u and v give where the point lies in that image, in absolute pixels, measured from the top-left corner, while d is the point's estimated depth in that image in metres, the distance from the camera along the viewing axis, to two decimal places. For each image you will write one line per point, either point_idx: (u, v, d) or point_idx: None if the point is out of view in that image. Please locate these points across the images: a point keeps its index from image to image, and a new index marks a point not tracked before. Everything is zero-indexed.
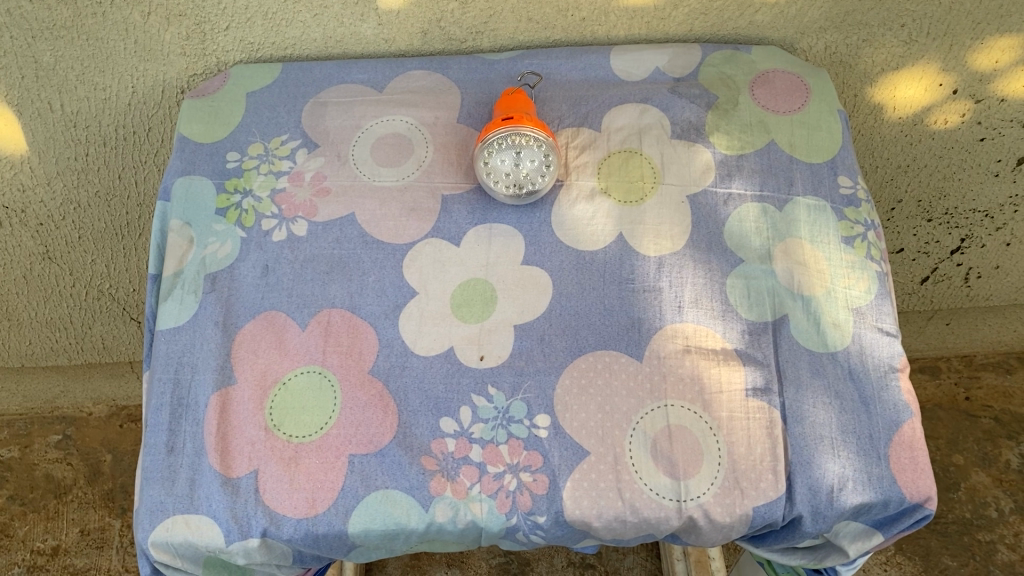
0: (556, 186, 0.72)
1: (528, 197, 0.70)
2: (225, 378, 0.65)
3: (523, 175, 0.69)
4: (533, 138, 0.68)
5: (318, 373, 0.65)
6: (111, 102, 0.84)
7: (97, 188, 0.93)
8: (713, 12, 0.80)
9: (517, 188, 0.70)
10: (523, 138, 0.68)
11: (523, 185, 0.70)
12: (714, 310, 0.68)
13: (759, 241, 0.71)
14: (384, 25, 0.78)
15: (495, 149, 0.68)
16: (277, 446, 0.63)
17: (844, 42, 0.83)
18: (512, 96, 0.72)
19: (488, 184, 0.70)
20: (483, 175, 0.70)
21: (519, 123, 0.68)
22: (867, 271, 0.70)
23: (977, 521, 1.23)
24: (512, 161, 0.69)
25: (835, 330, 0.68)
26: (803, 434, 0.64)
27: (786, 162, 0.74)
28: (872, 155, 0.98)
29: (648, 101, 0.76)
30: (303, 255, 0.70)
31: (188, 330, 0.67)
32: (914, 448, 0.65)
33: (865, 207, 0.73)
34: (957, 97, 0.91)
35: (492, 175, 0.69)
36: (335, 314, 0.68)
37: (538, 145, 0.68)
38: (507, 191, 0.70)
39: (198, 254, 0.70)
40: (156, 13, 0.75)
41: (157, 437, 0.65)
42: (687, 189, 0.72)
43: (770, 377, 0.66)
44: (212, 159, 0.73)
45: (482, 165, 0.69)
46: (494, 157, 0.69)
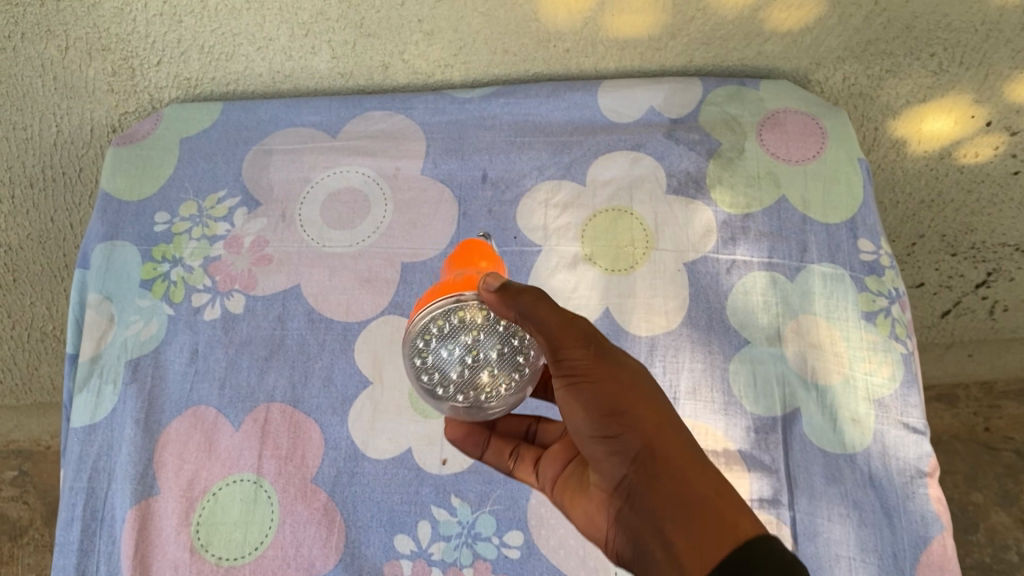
0: (528, 425, 0.53)
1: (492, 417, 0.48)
2: (145, 488, 0.56)
3: (466, 375, 0.43)
4: (473, 307, 0.43)
5: (252, 483, 0.56)
6: (34, 142, 0.74)
7: (29, 230, 0.84)
8: (716, 42, 0.70)
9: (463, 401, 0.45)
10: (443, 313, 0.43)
11: (460, 384, 0.44)
12: (714, 403, 0.59)
13: (767, 318, 0.61)
14: (338, 59, 0.69)
15: (433, 339, 0.43)
16: (205, 571, 0.54)
17: (865, 73, 0.74)
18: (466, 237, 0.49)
19: (434, 395, 0.45)
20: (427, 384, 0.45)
21: (443, 288, 0.44)
22: (891, 353, 0.60)
23: (997, 565, 1.08)
24: (464, 349, 0.43)
25: (853, 427, 0.58)
26: (816, 555, 0.55)
27: (797, 223, 0.64)
28: (892, 189, 0.88)
29: (641, 148, 0.67)
30: (239, 337, 0.60)
31: (105, 428, 0.58)
32: (946, 569, 0.55)
33: (889, 276, 0.63)
34: (990, 130, 0.79)
35: (439, 386, 0.44)
36: (274, 410, 0.58)
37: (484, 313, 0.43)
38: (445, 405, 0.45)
39: (119, 336, 0.60)
40: (75, 47, 0.66)
41: (66, 559, 0.55)
42: (685, 255, 0.63)
43: (778, 486, 0.57)
44: (138, 220, 0.64)
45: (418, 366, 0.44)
46: (433, 347, 0.44)
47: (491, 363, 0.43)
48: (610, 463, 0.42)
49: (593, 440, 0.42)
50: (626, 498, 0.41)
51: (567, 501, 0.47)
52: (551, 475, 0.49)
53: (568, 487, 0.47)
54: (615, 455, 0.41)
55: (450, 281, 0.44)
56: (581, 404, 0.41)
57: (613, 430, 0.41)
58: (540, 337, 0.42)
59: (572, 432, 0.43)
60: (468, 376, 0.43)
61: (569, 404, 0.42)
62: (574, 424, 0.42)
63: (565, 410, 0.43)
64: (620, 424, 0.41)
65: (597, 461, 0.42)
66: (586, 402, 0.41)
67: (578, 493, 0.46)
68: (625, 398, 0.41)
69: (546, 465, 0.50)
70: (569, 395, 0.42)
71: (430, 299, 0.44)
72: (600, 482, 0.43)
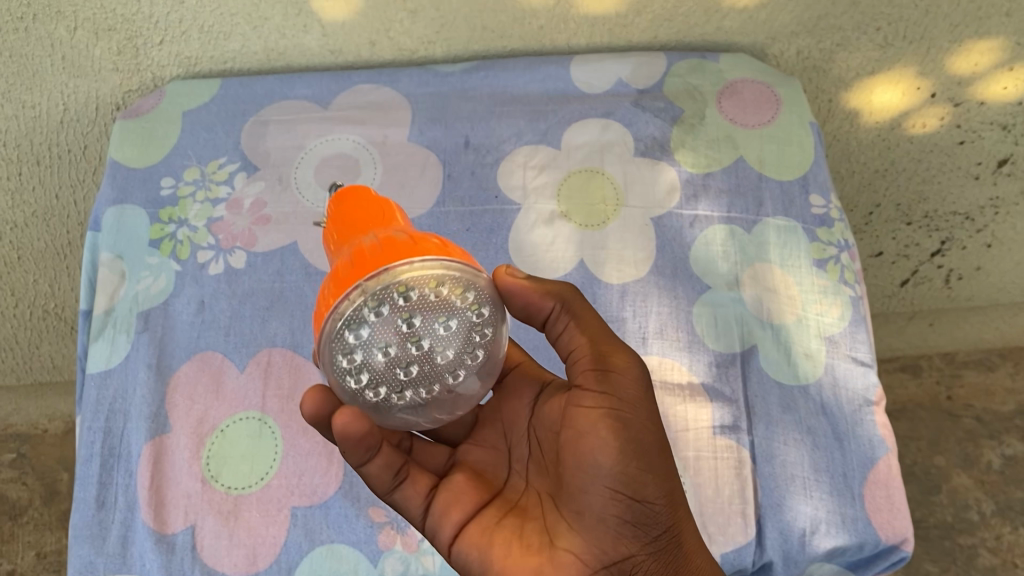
0: (402, 441, 0.50)
1: (385, 414, 0.42)
2: (158, 426, 0.61)
3: (393, 356, 0.38)
4: (426, 279, 0.37)
5: (257, 420, 0.61)
6: (42, 120, 0.79)
7: (35, 208, 0.88)
8: (679, 19, 0.76)
9: (364, 388, 0.39)
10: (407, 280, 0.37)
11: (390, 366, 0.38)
12: (680, 342, 0.65)
13: (726, 266, 0.67)
14: (329, 36, 0.74)
15: (381, 307, 0.37)
16: (216, 499, 0.59)
17: (817, 47, 0.80)
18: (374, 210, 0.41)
19: (338, 370, 0.39)
20: (339, 357, 0.38)
21: (389, 255, 0.37)
22: (840, 296, 0.66)
23: (958, 524, 1.12)
24: (405, 331, 0.37)
25: (806, 361, 0.64)
26: (773, 475, 0.61)
27: (754, 180, 0.70)
28: (848, 160, 0.94)
29: (610, 115, 0.72)
30: (242, 289, 0.65)
31: (120, 373, 0.63)
32: (890, 486, 0.61)
33: (839, 227, 0.69)
34: (935, 102, 0.85)
35: (349, 357, 0.38)
36: (276, 354, 0.63)
37: (460, 292, 0.38)
38: (343, 382, 0.39)
39: (131, 290, 0.65)
40: (83, 27, 0.71)
41: (86, 492, 0.60)
42: (651, 211, 0.69)
43: (738, 414, 0.63)
44: (145, 185, 0.69)
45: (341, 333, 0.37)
46: (377, 315, 0.37)
47: (431, 352, 0.39)
48: (620, 526, 0.45)
49: (608, 493, 0.44)
50: (639, 535, 0.46)
51: (494, 549, 0.46)
52: (457, 519, 0.47)
53: (492, 535, 0.46)
54: (636, 526, 0.45)
55: (378, 247, 0.37)
56: (619, 447, 0.44)
57: (644, 494, 0.45)
58: (586, 345, 0.47)
59: (585, 470, 0.45)
60: (407, 358, 0.38)
61: (605, 442, 0.44)
62: (601, 463, 0.44)
63: (591, 445, 0.45)
64: (651, 490, 0.45)
65: (600, 521, 0.45)
66: (625, 436, 0.45)
67: (517, 550, 0.45)
68: (660, 463, 0.46)
69: (442, 505, 0.48)
70: (611, 434, 0.44)
71: (356, 270, 0.37)
72: (586, 549, 0.45)
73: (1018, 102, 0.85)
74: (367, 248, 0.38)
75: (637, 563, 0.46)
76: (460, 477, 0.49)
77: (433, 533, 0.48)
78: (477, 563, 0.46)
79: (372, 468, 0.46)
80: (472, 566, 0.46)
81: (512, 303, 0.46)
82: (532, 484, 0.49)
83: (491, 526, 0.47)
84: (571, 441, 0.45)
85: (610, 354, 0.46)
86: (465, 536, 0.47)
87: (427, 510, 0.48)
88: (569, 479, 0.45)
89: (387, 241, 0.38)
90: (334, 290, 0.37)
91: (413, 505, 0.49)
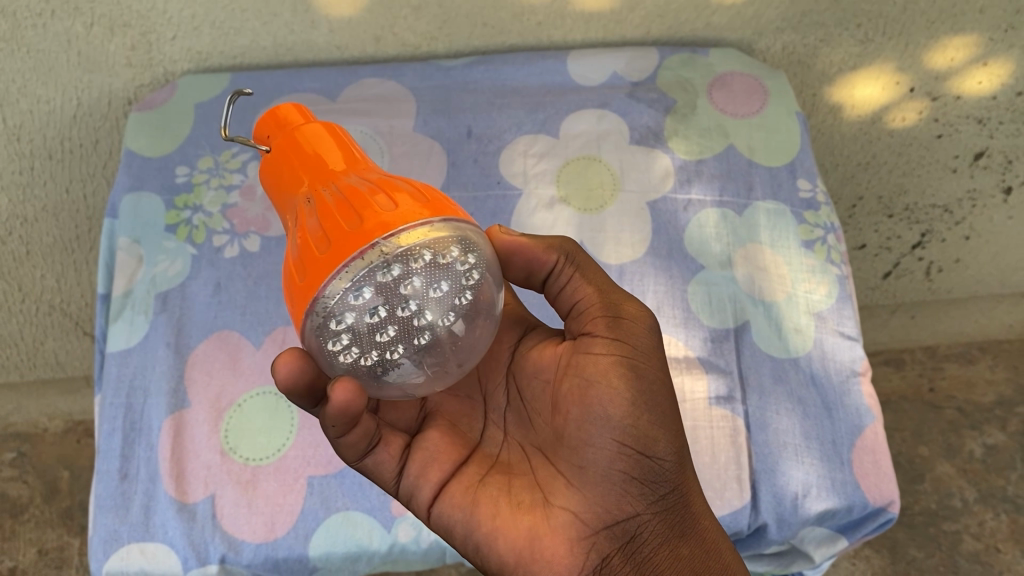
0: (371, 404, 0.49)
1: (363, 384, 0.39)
2: (178, 401, 0.63)
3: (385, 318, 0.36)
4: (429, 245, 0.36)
5: (274, 394, 0.64)
6: (55, 115, 0.81)
7: (45, 202, 0.89)
8: (670, 15, 0.79)
9: (344, 347, 0.38)
10: (422, 241, 0.36)
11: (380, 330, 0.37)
12: (677, 318, 0.68)
13: (719, 247, 0.70)
14: (336, 32, 0.77)
15: (393, 267, 0.36)
16: (234, 470, 0.61)
17: (802, 42, 0.84)
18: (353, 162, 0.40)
19: (319, 323, 0.37)
20: (330, 314, 0.36)
21: (403, 212, 0.36)
22: (828, 274, 0.70)
23: (942, 511, 1.13)
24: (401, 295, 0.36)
25: (796, 335, 0.67)
26: (767, 442, 0.64)
27: (744, 166, 0.74)
28: (832, 153, 0.98)
29: (606, 106, 0.76)
30: (256, 271, 0.68)
31: (140, 352, 0.65)
32: (877, 452, 0.65)
33: (824, 211, 0.72)
34: (914, 96, 0.89)
35: (338, 316, 0.36)
36: (291, 332, 0.66)
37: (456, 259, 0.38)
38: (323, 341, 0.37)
39: (148, 273, 0.68)
40: (99, 24, 0.74)
41: (110, 464, 0.62)
42: (647, 196, 0.72)
43: (733, 385, 0.66)
44: (160, 174, 0.72)
45: (345, 290, 0.35)
46: (385, 277, 0.36)
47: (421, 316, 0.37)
48: (626, 483, 0.45)
49: (616, 446, 0.45)
50: (646, 492, 0.46)
51: (482, 509, 0.46)
52: (437, 477, 0.47)
53: (477, 492, 0.46)
54: (643, 483, 0.46)
55: (387, 202, 0.37)
56: (630, 398, 0.45)
57: (652, 450, 0.45)
58: (598, 297, 0.48)
59: (592, 421, 0.45)
60: (396, 324, 0.37)
61: (617, 393, 0.45)
62: (611, 414, 0.45)
63: (600, 395, 0.45)
64: (660, 447, 0.46)
65: (605, 477, 0.45)
66: (638, 389, 0.45)
67: (506, 508, 0.46)
68: (672, 419, 0.47)
69: (419, 464, 0.47)
70: (623, 384, 0.45)
71: (369, 228, 0.35)
72: (586, 507, 0.46)
73: (993, 96, 0.89)
74: (368, 200, 0.37)
75: (642, 523, 0.47)
76: (434, 434, 0.48)
77: (409, 493, 0.47)
78: (460, 523, 0.46)
79: (350, 439, 0.44)
80: (455, 526, 0.46)
81: (513, 261, 0.48)
82: (514, 442, 0.50)
83: (473, 483, 0.47)
84: (577, 389, 0.46)
85: (621, 303, 0.48)
86: (446, 495, 0.46)
87: (401, 472, 0.47)
88: (572, 432, 0.46)
89: (391, 196, 0.37)
90: (341, 244, 0.35)
91: (386, 470, 0.47)
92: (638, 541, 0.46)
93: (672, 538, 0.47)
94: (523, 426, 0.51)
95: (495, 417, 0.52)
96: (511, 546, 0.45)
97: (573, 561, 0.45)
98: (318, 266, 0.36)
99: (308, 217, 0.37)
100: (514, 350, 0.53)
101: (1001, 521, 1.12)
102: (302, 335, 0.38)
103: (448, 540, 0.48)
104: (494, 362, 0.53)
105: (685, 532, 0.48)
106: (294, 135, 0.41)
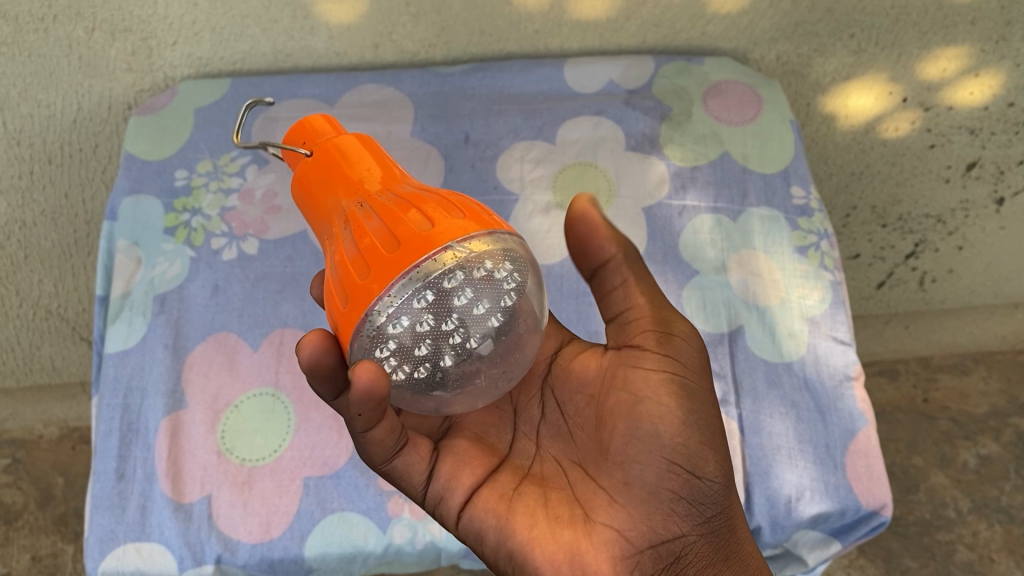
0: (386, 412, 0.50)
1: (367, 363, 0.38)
2: (175, 401, 0.64)
3: (435, 323, 0.36)
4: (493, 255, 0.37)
5: (270, 395, 0.64)
6: (56, 119, 0.82)
7: (44, 206, 0.89)
8: (665, 24, 0.80)
9: (389, 355, 0.37)
10: (485, 252, 0.36)
11: (429, 338, 0.36)
12: None
13: (714, 253, 0.71)
14: (335, 39, 0.78)
15: (458, 274, 0.35)
16: (230, 470, 0.62)
17: (795, 52, 0.85)
18: (385, 167, 0.39)
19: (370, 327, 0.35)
20: (385, 319, 0.35)
21: (464, 223, 0.36)
22: (821, 280, 0.70)
23: (936, 521, 1.14)
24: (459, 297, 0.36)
25: (790, 341, 0.68)
26: (760, 445, 0.64)
27: (738, 173, 0.74)
28: (825, 163, 0.98)
29: (602, 113, 0.77)
30: (255, 273, 0.68)
31: (137, 353, 0.66)
32: (869, 456, 0.65)
33: (818, 217, 0.73)
34: (906, 106, 0.90)
35: (394, 321, 0.35)
36: (288, 334, 0.66)
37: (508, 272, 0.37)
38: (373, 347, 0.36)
39: (147, 275, 0.68)
40: (100, 28, 0.74)
41: (107, 464, 0.63)
42: (643, 201, 0.73)
43: (727, 388, 0.66)
44: (159, 177, 0.72)
45: (410, 294, 0.35)
46: (446, 285, 0.35)
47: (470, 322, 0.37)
48: (673, 501, 0.44)
49: (665, 464, 0.44)
50: (694, 513, 0.45)
51: (518, 518, 0.45)
52: (470, 482, 0.47)
53: (512, 502, 0.46)
54: (690, 503, 0.45)
55: (453, 212, 0.37)
56: (681, 418, 0.44)
57: (702, 471, 0.45)
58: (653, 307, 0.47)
59: (640, 438, 0.44)
60: (446, 332, 0.36)
61: (668, 410, 0.44)
62: (662, 431, 0.44)
63: (653, 414, 0.44)
64: (709, 470, 0.45)
65: (652, 494, 0.44)
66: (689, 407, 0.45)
67: (544, 521, 0.45)
68: (720, 441, 0.46)
69: (450, 468, 0.47)
70: (674, 401, 0.44)
71: (439, 232, 0.35)
72: (630, 525, 0.44)
73: (985, 107, 0.90)
74: (433, 209, 0.37)
75: (687, 544, 0.45)
76: (463, 442, 0.49)
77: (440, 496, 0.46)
78: (493, 531, 0.45)
79: (376, 434, 0.43)
80: (487, 534, 0.46)
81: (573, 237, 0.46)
82: (549, 456, 0.50)
83: (507, 494, 0.46)
84: (628, 406, 0.45)
85: (670, 321, 0.47)
86: (481, 502, 0.46)
87: (431, 475, 0.47)
88: (618, 449, 0.45)
89: (455, 209, 0.37)
90: (413, 244, 0.35)
91: (415, 473, 0.47)
92: (681, 563, 0.45)
93: (716, 562, 0.46)
94: (560, 440, 0.50)
95: (527, 429, 0.51)
96: (548, 558, 0.44)
97: None
98: (384, 262, 0.35)
99: (365, 213, 0.37)
100: (550, 365, 0.53)
101: (995, 532, 1.12)
102: (349, 340, 0.37)
103: (477, 549, 0.47)
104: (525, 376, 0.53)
105: (730, 556, 0.47)
106: (338, 138, 0.40)
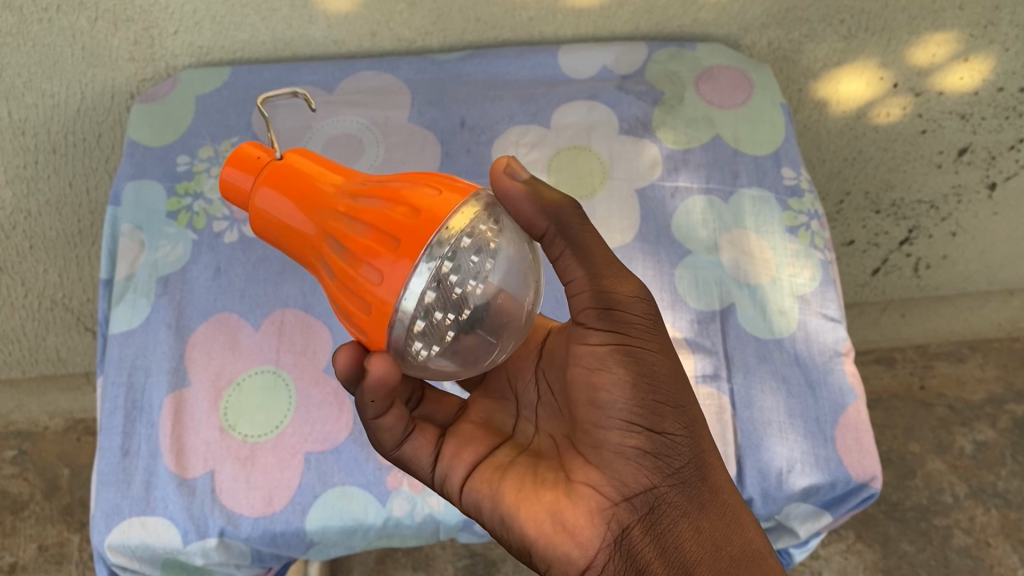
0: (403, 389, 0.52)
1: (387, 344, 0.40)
2: (179, 379, 0.65)
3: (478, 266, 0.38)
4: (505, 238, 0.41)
5: (272, 373, 0.65)
6: (60, 109, 0.83)
7: (48, 195, 0.91)
8: (658, 11, 0.81)
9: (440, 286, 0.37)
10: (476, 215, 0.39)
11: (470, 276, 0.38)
12: (664, 301, 0.70)
13: (705, 233, 0.72)
14: (333, 27, 0.79)
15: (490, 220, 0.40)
16: (233, 445, 0.63)
17: (786, 38, 0.86)
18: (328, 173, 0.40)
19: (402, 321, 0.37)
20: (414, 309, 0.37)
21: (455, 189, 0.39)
22: (811, 259, 0.72)
23: (933, 506, 1.15)
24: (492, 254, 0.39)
25: (781, 318, 0.69)
26: (751, 418, 0.66)
27: (730, 155, 0.76)
28: (818, 149, 1.00)
29: (596, 98, 0.78)
30: (256, 255, 0.70)
31: (141, 333, 0.67)
32: (859, 429, 0.66)
33: (808, 198, 0.75)
34: (897, 91, 0.91)
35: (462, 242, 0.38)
36: (289, 314, 0.68)
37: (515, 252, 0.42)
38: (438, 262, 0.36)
39: (150, 257, 0.70)
40: (103, 18, 0.76)
41: (112, 441, 0.64)
42: (636, 182, 0.75)
43: (718, 364, 0.68)
44: (161, 163, 0.74)
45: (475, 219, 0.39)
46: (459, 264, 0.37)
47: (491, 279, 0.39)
48: (641, 457, 0.45)
49: (625, 424, 0.45)
50: (660, 465, 0.46)
51: (506, 484, 0.47)
52: (469, 460, 0.48)
53: (505, 471, 0.47)
54: (656, 457, 0.46)
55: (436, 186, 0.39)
56: (631, 380, 0.45)
57: (661, 426, 0.46)
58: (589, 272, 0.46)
59: (598, 405, 0.45)
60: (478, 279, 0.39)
61: (618, 376, 0.45)
62: (615, 395, 0.45)
63: (605, 380, 0.45)
64: (671, 422, 0.46)
65: (618, 453, 0.45)
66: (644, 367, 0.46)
67: (530, 487, 0.46)
68: (677, 392, 0.47)
69: (453, 449, 0.49)
70: (622, 366, 0.45)
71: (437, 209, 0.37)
72: (605, 480, 0.45)
73: (975, 92, 0.91)
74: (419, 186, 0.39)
75: (660, 496, 0.46)
76: (468, 424, 0.50)
77: (444, 476, 0.48)
78: (488, 499, 0.47)
79: (386, 422, 0.46)
80: (483, 503, 0.47)
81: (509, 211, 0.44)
82: (545, 432, 0.50)
83: (504, 465, 0.48)
84: (581, 379, 0.46)
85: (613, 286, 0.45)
86: (477, 475, 0.48)
87: (436, 456, 0.49)
88: (582, 416, 0.46)
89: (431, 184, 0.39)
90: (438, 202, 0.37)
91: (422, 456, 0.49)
92: (657, 513, 0.46)
93: (691, 511, 0.46)
94: (554, 417, 0.50)
95: (528, 413, 0.52)
96: (533, 521, 0.45)
97: (594, 533, 0.45)
98: (396, 246, 0.36)
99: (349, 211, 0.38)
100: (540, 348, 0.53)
101: (992, 516, 1.14)
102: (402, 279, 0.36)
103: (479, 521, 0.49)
104: (519, 361, 0.53)
105: (705, 505, 0.47)
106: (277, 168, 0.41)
